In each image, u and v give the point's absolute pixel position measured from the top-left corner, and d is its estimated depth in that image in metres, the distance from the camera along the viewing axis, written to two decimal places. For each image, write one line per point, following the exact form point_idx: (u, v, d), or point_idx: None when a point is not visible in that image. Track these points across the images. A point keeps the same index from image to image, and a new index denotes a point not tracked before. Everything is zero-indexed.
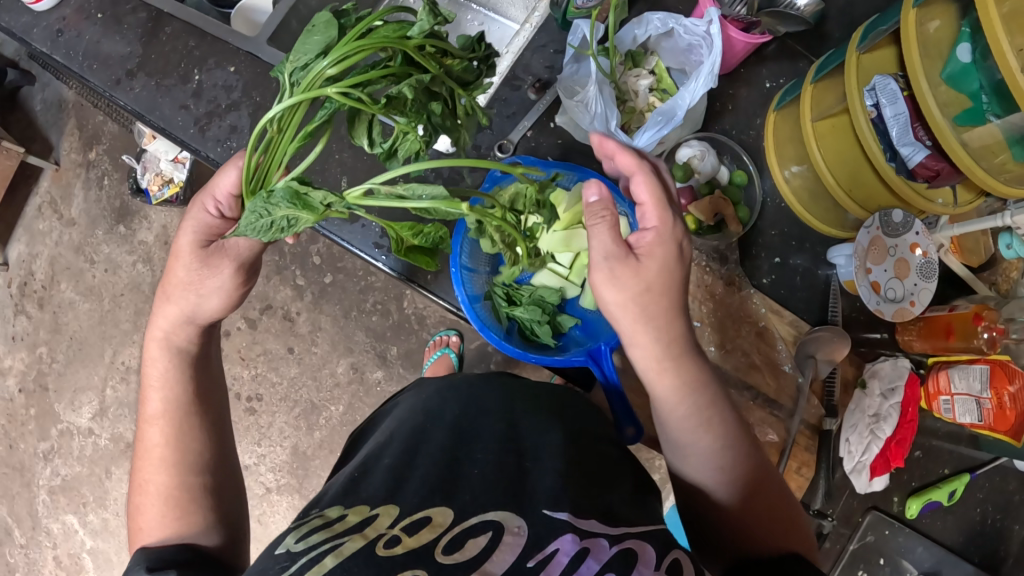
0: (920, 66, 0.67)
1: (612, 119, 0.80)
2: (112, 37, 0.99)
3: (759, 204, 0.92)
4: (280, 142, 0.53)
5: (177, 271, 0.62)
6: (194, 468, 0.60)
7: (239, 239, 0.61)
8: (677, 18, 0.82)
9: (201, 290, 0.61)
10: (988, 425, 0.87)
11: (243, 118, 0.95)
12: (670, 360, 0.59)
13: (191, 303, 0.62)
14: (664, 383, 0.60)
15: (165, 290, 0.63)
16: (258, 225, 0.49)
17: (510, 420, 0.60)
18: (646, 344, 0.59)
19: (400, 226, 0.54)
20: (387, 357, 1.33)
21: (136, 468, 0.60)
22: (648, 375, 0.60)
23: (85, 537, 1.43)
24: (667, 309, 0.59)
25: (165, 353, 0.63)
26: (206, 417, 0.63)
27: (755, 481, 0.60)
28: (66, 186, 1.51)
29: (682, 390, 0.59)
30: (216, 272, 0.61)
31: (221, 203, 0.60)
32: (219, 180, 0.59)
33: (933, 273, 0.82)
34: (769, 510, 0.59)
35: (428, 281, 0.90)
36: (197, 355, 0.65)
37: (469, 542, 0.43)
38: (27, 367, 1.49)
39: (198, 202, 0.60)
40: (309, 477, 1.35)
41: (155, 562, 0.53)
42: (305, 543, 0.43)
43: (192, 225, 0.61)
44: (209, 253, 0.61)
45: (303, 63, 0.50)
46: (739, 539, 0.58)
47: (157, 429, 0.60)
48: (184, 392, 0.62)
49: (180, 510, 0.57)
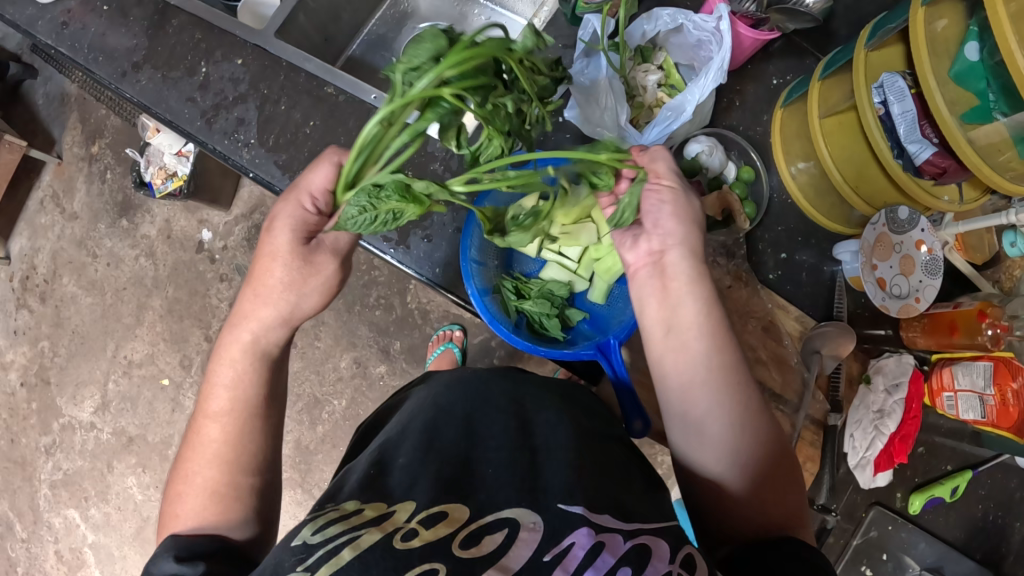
0: (928, 64, 0.67)
1: (622, 113, 0.81)
2: (118, 30, 0.99)
3: (766, 200, 0.92)
4: (385, 138, 0.56)
5: (274, 271, 0.61)
6: (246, 469, 0.59)
7: (339, 234, 0.62)
8: (687, 14, 0.82)
9: (302, 290, 0.61)
10: (991, 421, 0.87)
11: (250, 111, 0.95)
12: (704, 272, 0.62)
13: (291, 304, 0.61)
14: (699, 292, 0.61)
15: (258, 289, 0.61)
16: (362, 220, 0.52)
17: (521, 418, 0.59)
18: (689, 245, 0.62)
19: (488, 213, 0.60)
20: (390, 352, 1.34)
21: (184, 457, 0.60)
22: (688, 281, 0.61)
23: (87, 531, 1.43)
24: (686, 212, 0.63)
25: (247, 356, 0.62)
26: (269, 422, 0.62)
27: (772, 439, 0.60)
28: (68, 181, 1.51)
29: (708, 306, 0.61)
30: (318, 270, 0.62)
31: (318, 199, 0.61)
32: (314, 176, 0.61)
33: (938, 270, 0.82)
34: (779, 485, 0.59)
35: (438, 275, 0.89)
36: (276, 359, 0.63)
37: (486, 539, 0.43)
38: (29, 361, 1.49)
39: (294, 199, 0.61)
40: (311, 471, 1.35)
41: (183, 552, 0.53)
42: (322, 536, 0.43)
43: (290, 223, 0.60)
44: (309, 251, 0.61)
45: (416, 66, 0.51)
46: (751, 515, 0.58)
47: (218, 426, 0.60)
48: (258, 395, 0.62)
49: (223, 505, 0.57)
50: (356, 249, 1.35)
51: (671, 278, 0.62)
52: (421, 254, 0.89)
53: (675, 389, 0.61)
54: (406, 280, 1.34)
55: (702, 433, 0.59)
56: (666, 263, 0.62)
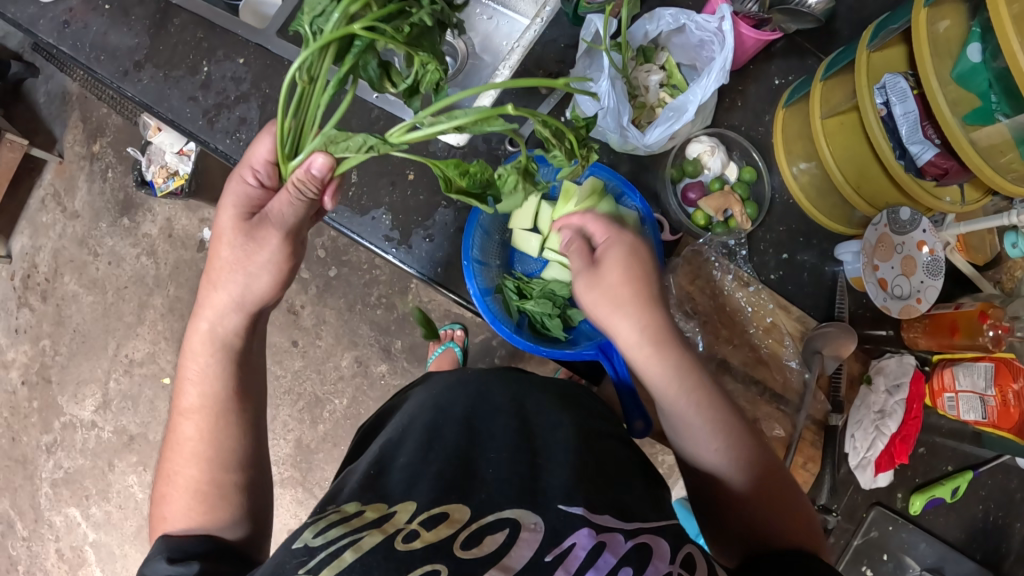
0: (931, 65, 0.68)
1: (624, 114, 0.80)
2: (120, 29, 0.99)
3: (767, 201, 0.92)
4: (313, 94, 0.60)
5: (222, 252, 0.61)
6: (226, 465, 0.59)
7: (281, 204, 0.61)
8: (690, 14, 0.82)
9: (249, 269, 0.61)
10: (992, 423, 0.87)
11: (252, 110, 0.95)
12: (647, 351, 0.61)
13: (241, 286, 0.61)
14: (647, 371, 0.62)
15: (211, 275, 0.61)
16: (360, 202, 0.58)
17: (520, 418, 0.59)
18: (624, 331, 0.62)
19: (447, 166, 0.57)
20: (391, 351, 1.34)
21: (165, 458, 0.61)
22: (636, 368, 0.63)
23: (88, 529, 1.43)
24: (620, 304, 0.62)
25: (208, 346, 0.62)
26: (244, 415, 0.62)
27: (756, 470, 0.61)
28: (69, 179, 1.51)
29: (669, 374, 0.61)
30: (264, 245, 0.61)
31: (260, 172, 0.63)
32: (256, 148, 0.63)
33: (939, 271, 0.81)
34: (784, 504, 0.60)
35: (440, 275, 0.90)
36: (240, 350, 0.63)
37: (486, 538, 0.43)
38: (30, 360, 1.49)
39: (236, 175, 0.63)
40: (312, 470, 1.35)
41: (176, 553, 0.54)
42: (324, 538, 0.43)
43: (233, 199, 0.62)
44: (253, 225, 0.61)
45: (321, 11, 0.56)
46: (751, 531, 0.59)
47: (192, 422, 0.60)
48: (225, 387, 0.61)
49: (206, 503, 0.58)
50: (358, 247, 1.36)
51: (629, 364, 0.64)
52: (422, 253, 0.89)
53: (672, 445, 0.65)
54: (408, 279, 1.34)
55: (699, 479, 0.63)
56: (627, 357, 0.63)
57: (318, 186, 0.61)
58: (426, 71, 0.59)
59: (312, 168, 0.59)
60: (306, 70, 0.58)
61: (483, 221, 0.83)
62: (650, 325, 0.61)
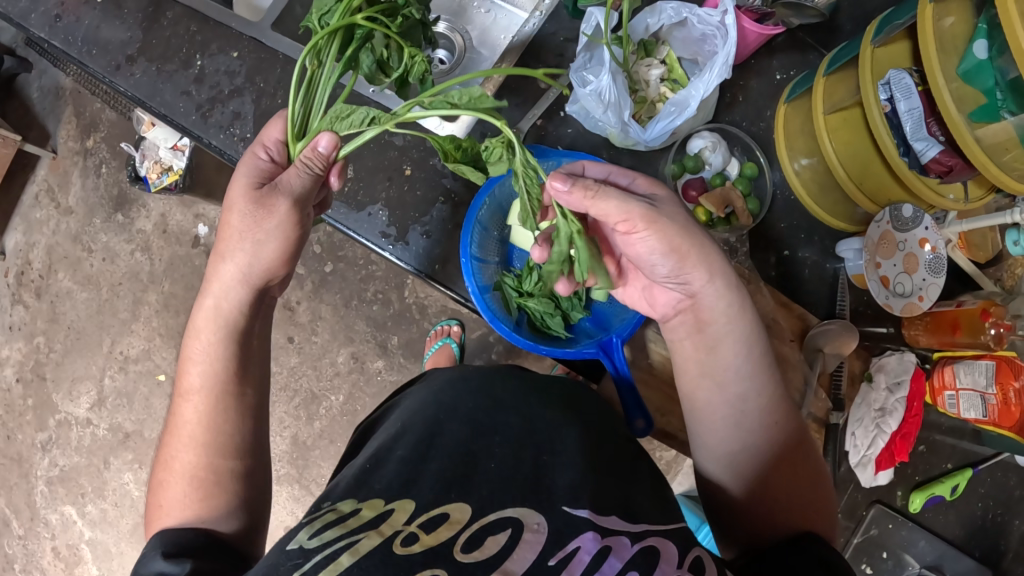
0: (936, 62, 0.67)
1: (625, 108, 0.80)
2: (112, 22, 0.98)
3: (769, 195, 0.92)
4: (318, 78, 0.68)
5: (232, 220, 0.61)
6: (224, 452, 0.59)
7: (290, 175, 0.63)
8: (691, 7, 0.81)
9: (258, 235, 0.61)
10: (992, 420, 0.87)
11: (246, 104, 0.94)
12: (734, 299, 0.61)
13: (249, 254, 0.61)
14: (743, 321, 0.61)
15: (219, 247, 0.62)
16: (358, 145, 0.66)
17: (525, 414, 0.58)
18: (719, 271, 0.60)
19: (444, 139, 0.63)
20: (388, 347, 1.33)
21: (164, 444, 0.60)
22: (726, 319, 0.61)
23: (84, 527, 1.42)
24: (706, 240, 0.60)
25: (213, 321, 0.62)
26: (244, 399, 0.61)
27: (785, 447, 0.61)
28: (63, 175, 1.49)
29: (753, 332, 0.61)
30: (273, 212, 0.61)
31: (271, 149, 0.67)
32: (267, 130, 0.67)
33: (942, 269, 0.79)
34: (798, 489, 0.59)
35: (437, 271, 0.88)
36: (243, 330, 0.63)
37: (489, 540, 0.43)
38: (25, 357, 1.48)
39: (249, 152, 0.66)
40: (309, 467, 1.34)
41: (171, 548, 0.52)
42: (319, 540, 0.42)
43: (249, 167, 0.64)
44: (261, 194, 0.62)
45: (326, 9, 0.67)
46: (773, 510, 0.58)
47: (192, 404, 0.59)
48: (224, 370, 0.61)
49: (204, 491, 0.57)
50: (354, 243, 1.34)
51: (709, 318, 0.61)
52: (419, 249, 0.88)
53: (703, 425, 0.63)
54: (404, 275, 1.32)
55: (731, 460, 0.61)
56: (703, 301, 0.61)
57: (324, 163, 0.65)
58: (413, 64, 0.67)
59: (317, 146, 0.64)
60: (314, 54, 0.66)
61: (482, 217, 0.83)
62: (726, 275, 0.61)
